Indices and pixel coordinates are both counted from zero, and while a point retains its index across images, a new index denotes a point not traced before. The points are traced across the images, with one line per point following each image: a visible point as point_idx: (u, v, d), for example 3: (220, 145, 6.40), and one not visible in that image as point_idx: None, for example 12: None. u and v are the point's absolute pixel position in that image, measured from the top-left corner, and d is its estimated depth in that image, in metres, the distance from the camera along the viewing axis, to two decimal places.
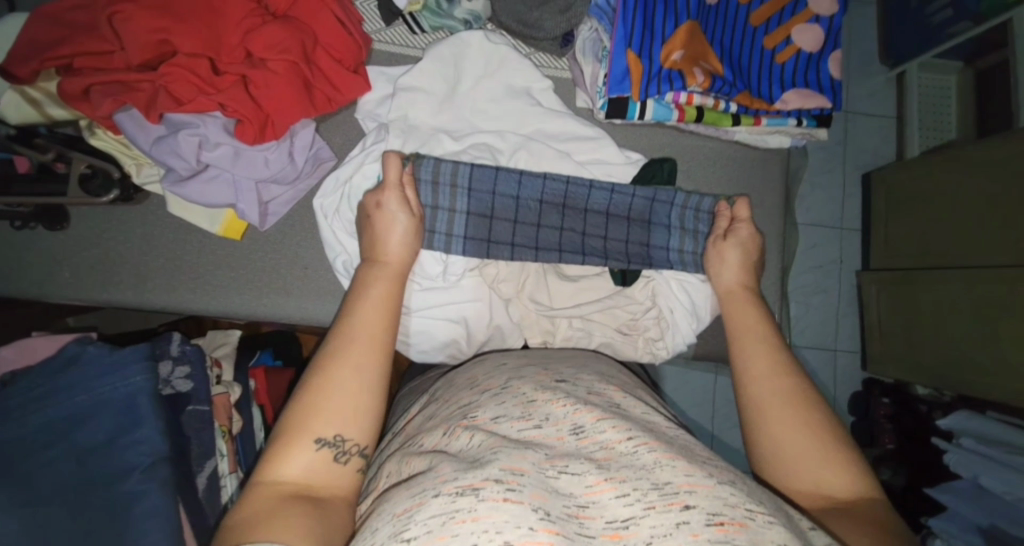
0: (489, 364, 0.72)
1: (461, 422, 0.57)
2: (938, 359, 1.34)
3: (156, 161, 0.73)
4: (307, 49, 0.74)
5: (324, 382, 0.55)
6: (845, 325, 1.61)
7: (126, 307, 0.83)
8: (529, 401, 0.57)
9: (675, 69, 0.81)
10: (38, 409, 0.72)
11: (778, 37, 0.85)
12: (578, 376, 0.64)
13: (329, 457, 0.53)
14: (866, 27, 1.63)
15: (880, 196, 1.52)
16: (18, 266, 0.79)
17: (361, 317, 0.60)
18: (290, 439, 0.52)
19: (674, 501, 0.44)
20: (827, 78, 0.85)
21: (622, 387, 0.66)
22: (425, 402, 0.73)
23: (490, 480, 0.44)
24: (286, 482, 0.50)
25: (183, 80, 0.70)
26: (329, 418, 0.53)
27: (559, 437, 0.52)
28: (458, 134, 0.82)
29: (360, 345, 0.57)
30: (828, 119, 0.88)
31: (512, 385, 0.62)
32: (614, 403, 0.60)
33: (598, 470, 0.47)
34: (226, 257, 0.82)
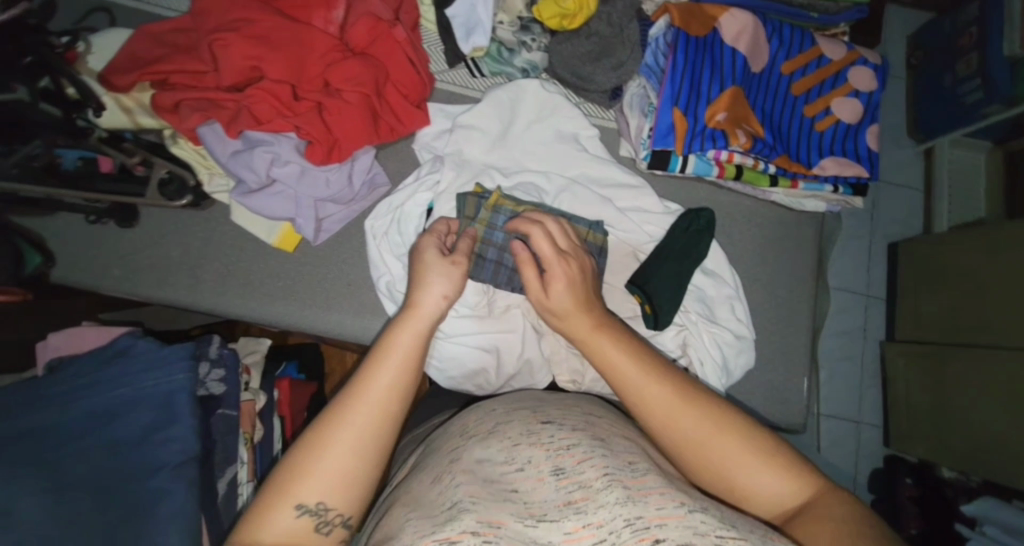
0: (481, 409, 0.67)
1: (445, 465, 0.56)
2: (967, 440, 1.30)
3: (229, 173, 0.79)
4: (380, 83, 0.81)
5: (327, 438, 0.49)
6: (869, 394, 1.58)
7: (175, 306, 0.86)
8: (512, 444, 0.56)
9: (718, 129, 0.85)
10: (85, 396, 0.75)
11: (818, 107, 0.89)
12: (564, 416, 0.60)
13: (310, 527, 0.48)
14: (899, 101, 1.68)
15: (906, 267, 1.52)
16: (83, 258, 0.84)
17: (385, 377, 0.52)
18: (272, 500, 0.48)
19: (644, 537, 0.45)
20: (864, 148, 0.89)
21: (598, 415, 0.64)
22: (419, 452, 0.68)
23: (466, 534, 0.46)
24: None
25: (266, 102, 0.76)
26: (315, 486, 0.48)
27: (539, 478, 0.52)
28: (508, 172, 0.87)
29: (377, 411, 0.51)
30: (864, 188, 0.90)
31: (499, 428, 0.59)
32: (595, 432, 0.58)
33: (576, 516, 0.48)
34: (276, 267, 0.86)
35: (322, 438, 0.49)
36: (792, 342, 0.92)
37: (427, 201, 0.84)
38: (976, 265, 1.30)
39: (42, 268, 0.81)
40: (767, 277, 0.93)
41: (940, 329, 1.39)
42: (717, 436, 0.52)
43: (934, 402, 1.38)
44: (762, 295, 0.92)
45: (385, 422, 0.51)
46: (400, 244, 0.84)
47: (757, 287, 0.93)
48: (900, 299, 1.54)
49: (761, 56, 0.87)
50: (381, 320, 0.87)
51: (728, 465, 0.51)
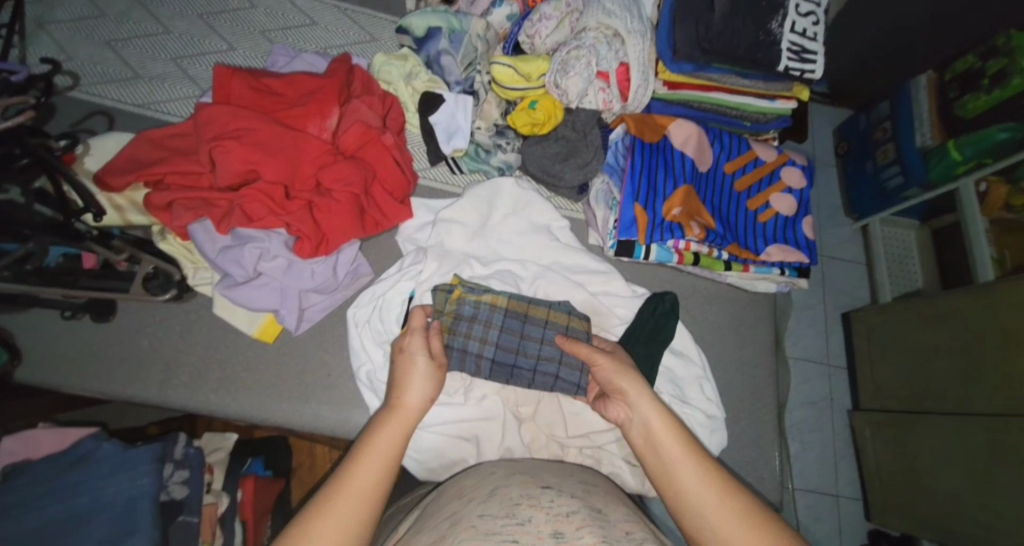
0: (481, 473, 0.76)
1: (450, 527, 0.61)
2: (937, 510, 1.33)
3: (216, 267, 0.81)
4: (368, 183, 0.87)
5: (323, 519, 0.55)
6: (842, 465, 1.60)
7: (145, 402, 0.84)
8: (514, 504, 0.62)
9: (675, 221, 0.95)
10: (37, 507, 0.70)
11: (759, 201, 1.00)
12: (561, 485, 0.69)
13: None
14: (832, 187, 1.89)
15: (859, 336, 1.62)
16: (52, 355, 0.82)
17: (372, 462, 0.60)
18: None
19: None
20: (803, 237, 1.00)
21: (605, 494, 0.71)
22: (415, 518, 0.72)
23: None
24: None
25: (259, 201, 0.81)
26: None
27: (540, 536, 0.55)
28: (486, 260, 0.93)
29: (363, 488, 0.58)
30: (807, 271, 1.00)
31: (499, 493, 0.66)
32: (597, 506, 0.64)
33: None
34: (255, 358, 0.86)
35: (320, 515, 0.55)
36: (761, 418, 0.96)
37: (408, 289, 0.89)
38: (920, 336, 1.41)
39: (5, 366, 0.78)
40: (733, 356, 0.99)
41: (897, 398, 1.47)
42: (706, 485, 0.57)
43: (902, 470, 1.42)
44: (730, 373, 0.97)
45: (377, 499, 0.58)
46: (381, 331, 0.86)
47: (724, 365, 0.98)
48: (857, 369, 1.63)
49: (706, 159, 1.00)
50: (360, 410, 0.86)
51: (719, 521, 0.55)
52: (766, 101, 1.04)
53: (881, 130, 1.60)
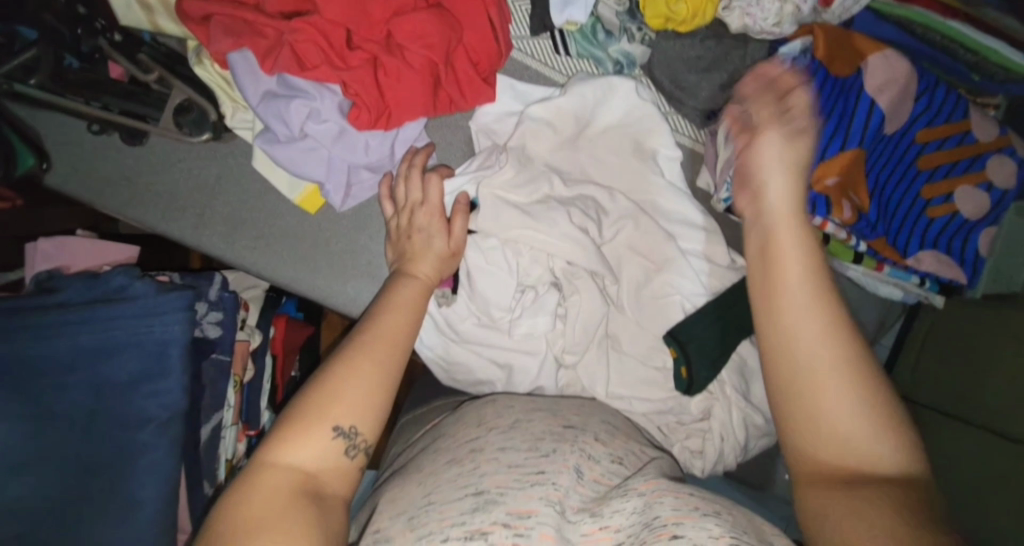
0: (497, 402, 0.71)
1: (467, 452, 0.61)
2: None
3: (257, 116, 0.67)
4: (450, 48, 0.67)
5: (351, 371, 0.57)
6: None
7: (179, 241, 0.78)
8: (537, 439, 0.61)
9: (824, 193, 0.72)
10: (62, 333, 0.67)
11: (938, 190, 0.76)
12: (585, 421, 0.67)
13: (340, 449, 0.55)
14: None
15: None
16: (82, 168, 0.74)
17: (391, 319, 0.63)
18: (304, 422, 0.54)
19: (662, 533, 0.49)
20: (973, 251, 0.76)
21: (627, 434, 0.70)
22: (431, 426, 0.74)
23: (498, 525, 0.51)
24: (290, 471, 0.52)
25: (313, 43, 0.63)
26: (344, 411, 0.55)
27: (563, 468, 0.57)
28: (571, 180, 0.76)
29: (382, 350, 0.59)
30: (955, 290, 0.80)
31: (521, 424, 0.64)
32: (616, 454, 0.63)
33: (593, 519, 0.53)
34: (294, 226, 0.77)
35: (345, 364, 0.57)
36: None
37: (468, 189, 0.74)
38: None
39: (35, 171, 0.72)
40: None
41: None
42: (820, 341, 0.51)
43: None
44: None
45: (400, 356, 0.60)
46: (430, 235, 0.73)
47: None
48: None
49: (898, 117, 0.73)
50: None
51: (826, 372, 0.50)
52: (1018, 54, 0.72)
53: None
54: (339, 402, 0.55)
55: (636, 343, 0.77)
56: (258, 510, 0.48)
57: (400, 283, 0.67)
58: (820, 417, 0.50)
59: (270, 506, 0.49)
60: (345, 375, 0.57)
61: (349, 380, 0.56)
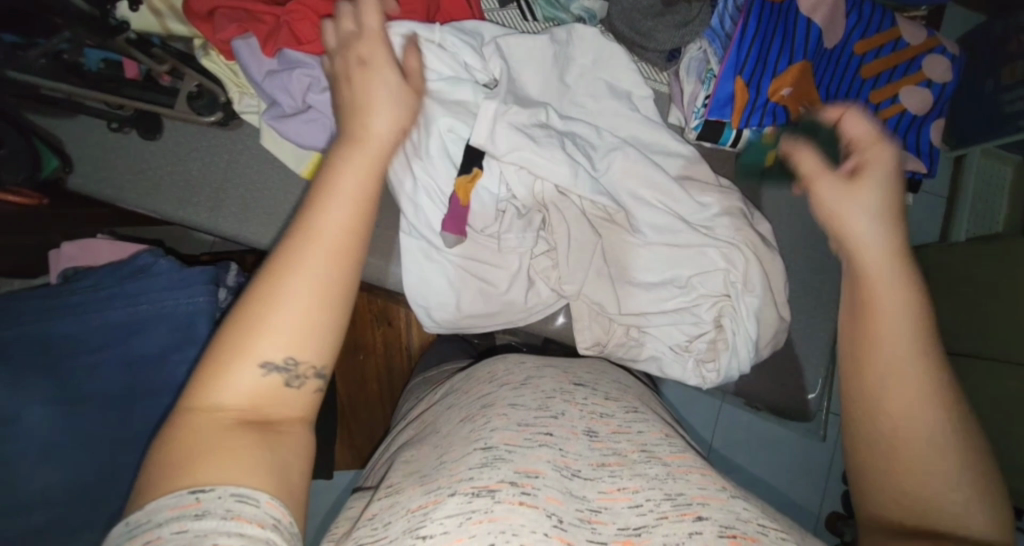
0: (508, 359, 0.73)
1: (479, 410, 0.60)
2: None
3: (263, 94, 0.74)
4: (430, 14, 0.75)
5: (278, 287, 0.45)
6: None
7: (196, 228, 0.83)
8: (547, 397, 0.59)
9: (780, 105, 0.81)
10: (97, 310, 0.71)
11: (885, 93, 0.84)
12: (595, 381, 0.67)
13: (278, 382, 0.45)
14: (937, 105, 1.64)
15: (916, 271, 1.52)
16: (103, 168, 0.80)
17: (338, 207, 0.48)
18: (230, 351, 0.44)
19: (686, 511, 0.46)
20: (926, 143, 0.85)
21: (635, 396, 0.69)
22: (445, 391, 0.75)
23: (505, 482, 0.46)
24: (223, 412, 0.43)
25: (308, 20, 0.71)
26: (277, 340, 0.44)
27: (574, 432, 0.54)
28: (564, 116, 0.80)
29: (327, 251, 0.46)
30: (918, 183, 0.87)
31: (532, 382, 0.63)
32: (630, 408, 0.62)
33: (611, 478, 0.49)
34: (303, 199, 0.82)
35: (272, 279, 0.45)
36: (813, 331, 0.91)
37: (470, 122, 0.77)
38: (981, 276, 1.29)
39: (58, 173, 0.78)
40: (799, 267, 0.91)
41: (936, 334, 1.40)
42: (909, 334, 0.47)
43: None
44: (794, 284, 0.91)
45: (343, 268, 0.47)
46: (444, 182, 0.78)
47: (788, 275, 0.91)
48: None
49: (836, 31, 0.82)
50: None
51: (895, 348, 0.46)
52: None
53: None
54: (271, 329, 0.44)
55: (647, 262, 0.81)
56: (184, 453, 0.40)
57: (345, 163, 0.51)
58: (884, 421, 0.46)
59: (201, 448, 0.40)
60: (272, 292, 0.45)
61: (280, 302, 0.45)
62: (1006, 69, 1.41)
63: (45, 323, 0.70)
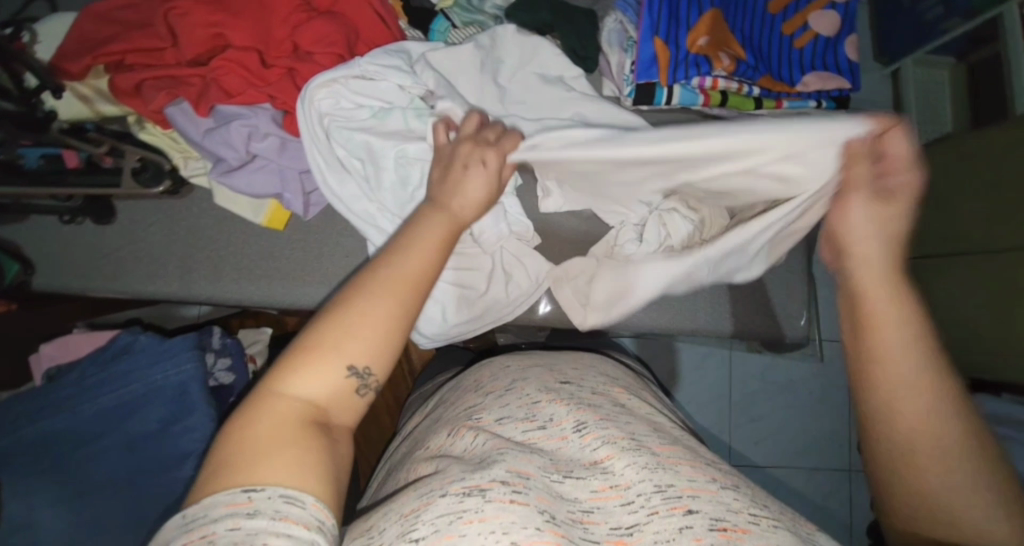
0: (495, 364, 0.74)
1: (465, 423, 0.61)
2: None
3: (205, 152, 0.75)
4: (351, 42, 0.77)
5: (355, 308, 0.48)
6: None
7: (170, 299, 0.84)
8: (533, 402, 0.61)
9: (700, 54, 0.84)
10: (90, 399, 0.72)
11: (796, 24, 0.88)
12: (581, 377, 0.67)
13: (350, 394, 0.48)
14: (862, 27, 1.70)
15: None
16: (65, 261, 0.80)
17: (414, 254, 0.52)
18: (309, 357, 0.47)
19: (677, 506, 0.46)
20: (845, 60, 0.89)
21: (624, 387, 0.69)
22: (434, 402, 0.77)
23: (496, 482, 0.47)
24: (291, 400, 0.46)
25: (234, 74, 0.72)
26: (354, 349, 0.47)
27: (563, 436, 0.56)
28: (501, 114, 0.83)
29: (407, 282, 0.51)
30: (846, 100, 0.90)
31: (517, 386, 0.65)
32: (618, 403, 0.63)
33: (603, 476, 0.50)
34: (269, 247, 0.83)
35: (349, 303, 0.48)
36: (788, 262, 0.94)
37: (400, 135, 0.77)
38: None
39: (22, 277, 0.77)
40: None
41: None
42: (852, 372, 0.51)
43: None
44: None
45: (418, 300, 0.51)
46: (402, 195, 0.78)
47: None
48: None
49: None
50: None
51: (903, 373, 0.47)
52: None
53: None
54: (345, 342, 0.47)
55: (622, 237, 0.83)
56: (237, 456, 0.41)
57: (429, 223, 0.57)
58: (924, 473, 0.45)
59: (266, 446, 0.42)
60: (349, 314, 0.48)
61: (352, 324, 0.48)
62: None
63: (40, 423, 0.70)
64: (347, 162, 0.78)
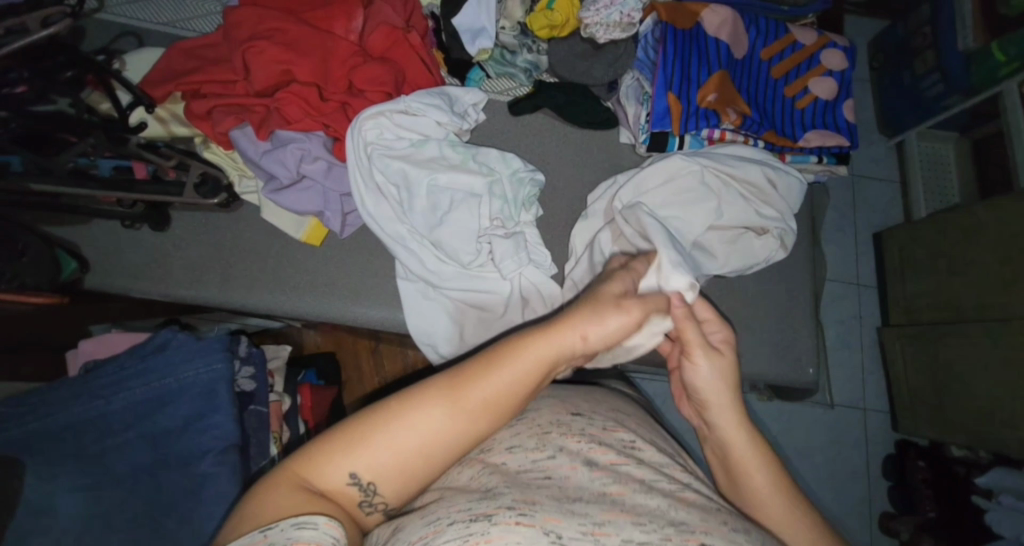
0: None
1: (476, 455, 0.61)
2: (968, 417, 1.35)
3: (260, 171, 0.84)
4: (399, 83, 0.87)
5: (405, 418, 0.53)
6: (872, 383, 1.61)
7: (207, 305, 0.89)
8: (544, 433, 0.62)
9: (710, 108, 0.92)
10: (121, 391, 0.74)
11: (797, 87, 0.97)
12: (591, 410, 0.68)
13: (355, 498, 0.53)
14: (865, 103, 1.83)
15: (892, 253, 1.60)
16: (118, 263, 0.87)
17: (503, 375, 0.56)
18: (355, 447, 0.53)
19: (689, 537, 0.51)
20: (842, 120, 0.97)
21: (631, 424, 0.70)
22: None
23: (503, 507, 0.50)
24: (317, 488, 0.51)
25: (294, 104, 0.82)
26: (383, 454, 0.53)
27: (573, 467, 0.57)
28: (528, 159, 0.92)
29: (471, 413, 0.55)
30: (845, 157, 0.98)
31: (529, 416, 0.66)
32: (626, 441, 0.64)
33: (613, 505, 0.53)
34: (304, 261, 0.89)
35: (401, 407, 0.54)
36: (800, 308, 0.97)
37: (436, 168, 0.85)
38: (958, 249, 1.36)
39: (77, 274, 0.84)
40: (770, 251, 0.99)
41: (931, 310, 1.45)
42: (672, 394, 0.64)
43: (934, 384, 1.43)
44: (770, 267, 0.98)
45: (485, 426, 0.56)
46: (432, 219, 0.85)
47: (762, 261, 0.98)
48: (888, 287, 1.61)
49: (742, 44, 0.95)
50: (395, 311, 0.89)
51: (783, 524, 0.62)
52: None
53: (923, 35, 1.56)
54: (388, 454, 0.52)
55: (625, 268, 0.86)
56: (249, 512, 0.48)
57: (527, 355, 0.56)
58: None
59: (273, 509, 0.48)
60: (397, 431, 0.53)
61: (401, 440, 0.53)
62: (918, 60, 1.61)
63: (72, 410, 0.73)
64: (384, 187, 0.85)
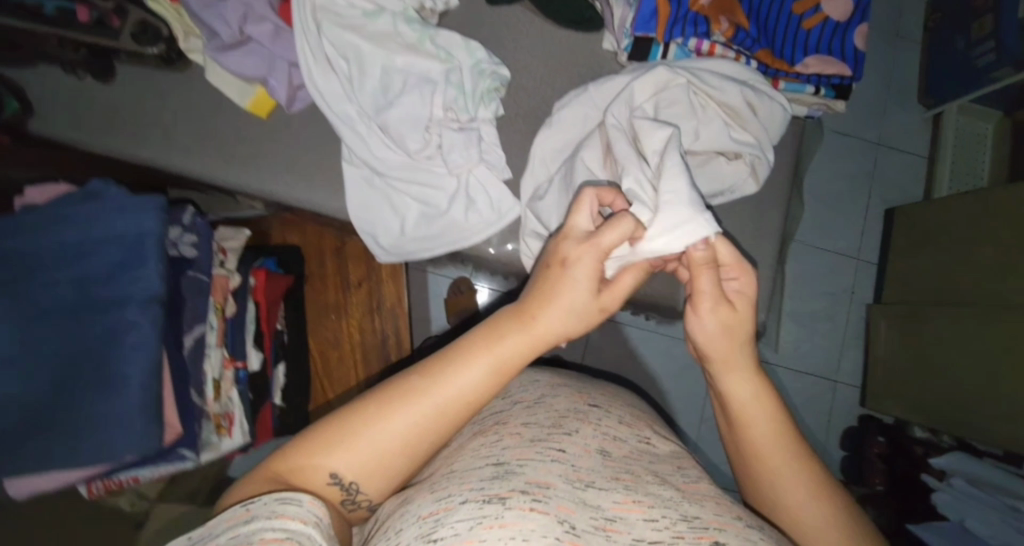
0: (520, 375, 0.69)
1: (491, 425, 0.59)
2: (939, 400, 1.33)
3: (201, 25, 0.78)
4: None
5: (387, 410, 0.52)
6: (848, 359, 1.58)
7: (151, 167, 0.87)
8: (560, 416, 0.59)
9: (701, 14, 0.83)
10: (51, 231, 0.74)
11: (808, 4, 0.86)
12: (609, 405, 0.65)
13: (337, 493, 0.52)
14: (908, 67, 1.68)
15: (901, 231, 1.52)
16: (61, 109, 0.84)
17: (500, 352, 0.53)
18: (340, 445, 0.51)
19: (703, 535, 0.46)
20: (852, 48, 0.86)
21: (651, 424, 0.67)
22: None
23: (516, 490, 0.47)
24: (301, 483, 0.50)
25: None
26: (369, 450, 0.51)
27: (587, 449, 0.54)
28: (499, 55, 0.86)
29: (452, 402, 0.52)
30: (847, 90, 0.87)
31: (546, 400, 0.62)
32: (643, 439, 0.61)
33: (626, 491, 0.51)
34: (251, 132, 0.85)
35: (390, 404, 0.52)
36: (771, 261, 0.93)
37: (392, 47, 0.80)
38: (966, 231, 1.30)
39: (18, 115, 0.82)
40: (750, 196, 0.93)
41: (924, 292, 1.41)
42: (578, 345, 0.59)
43: (912, 364, 1.41)
44: (748, 214, 0.92)
45: (469, 419, 0.54)
46: (381, 103, 0.81)
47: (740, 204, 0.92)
48: (893, 266, 1.53)
49: None
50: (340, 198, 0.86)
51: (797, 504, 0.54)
52: None
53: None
54: (366, 447, 0.51)
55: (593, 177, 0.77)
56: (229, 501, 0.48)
57: (497, 340, 0.54)
58: None
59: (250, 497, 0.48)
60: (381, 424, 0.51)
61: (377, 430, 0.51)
62: (975, 25, 1.46)
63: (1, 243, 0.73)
64: (334, 60, 0.80)
